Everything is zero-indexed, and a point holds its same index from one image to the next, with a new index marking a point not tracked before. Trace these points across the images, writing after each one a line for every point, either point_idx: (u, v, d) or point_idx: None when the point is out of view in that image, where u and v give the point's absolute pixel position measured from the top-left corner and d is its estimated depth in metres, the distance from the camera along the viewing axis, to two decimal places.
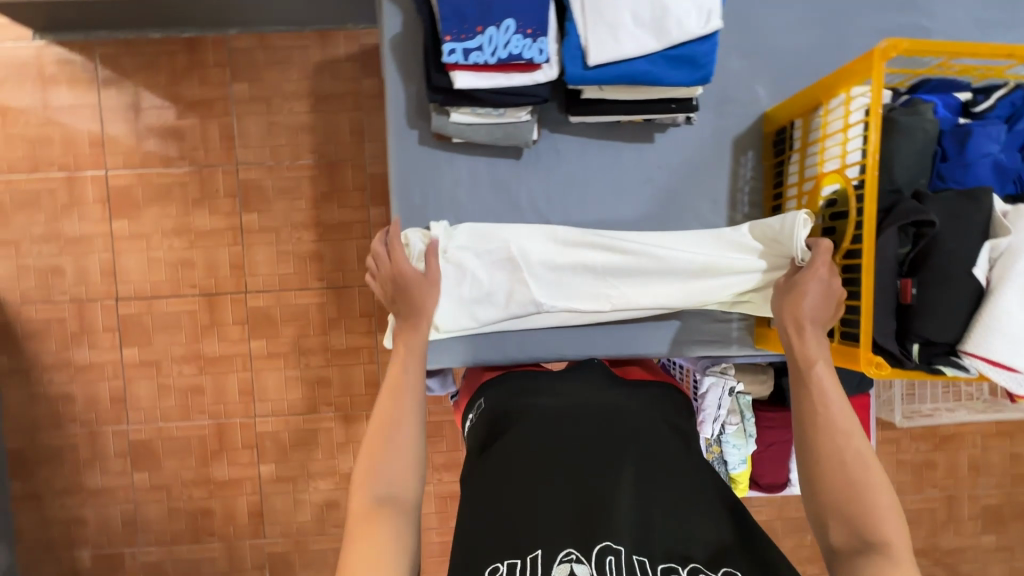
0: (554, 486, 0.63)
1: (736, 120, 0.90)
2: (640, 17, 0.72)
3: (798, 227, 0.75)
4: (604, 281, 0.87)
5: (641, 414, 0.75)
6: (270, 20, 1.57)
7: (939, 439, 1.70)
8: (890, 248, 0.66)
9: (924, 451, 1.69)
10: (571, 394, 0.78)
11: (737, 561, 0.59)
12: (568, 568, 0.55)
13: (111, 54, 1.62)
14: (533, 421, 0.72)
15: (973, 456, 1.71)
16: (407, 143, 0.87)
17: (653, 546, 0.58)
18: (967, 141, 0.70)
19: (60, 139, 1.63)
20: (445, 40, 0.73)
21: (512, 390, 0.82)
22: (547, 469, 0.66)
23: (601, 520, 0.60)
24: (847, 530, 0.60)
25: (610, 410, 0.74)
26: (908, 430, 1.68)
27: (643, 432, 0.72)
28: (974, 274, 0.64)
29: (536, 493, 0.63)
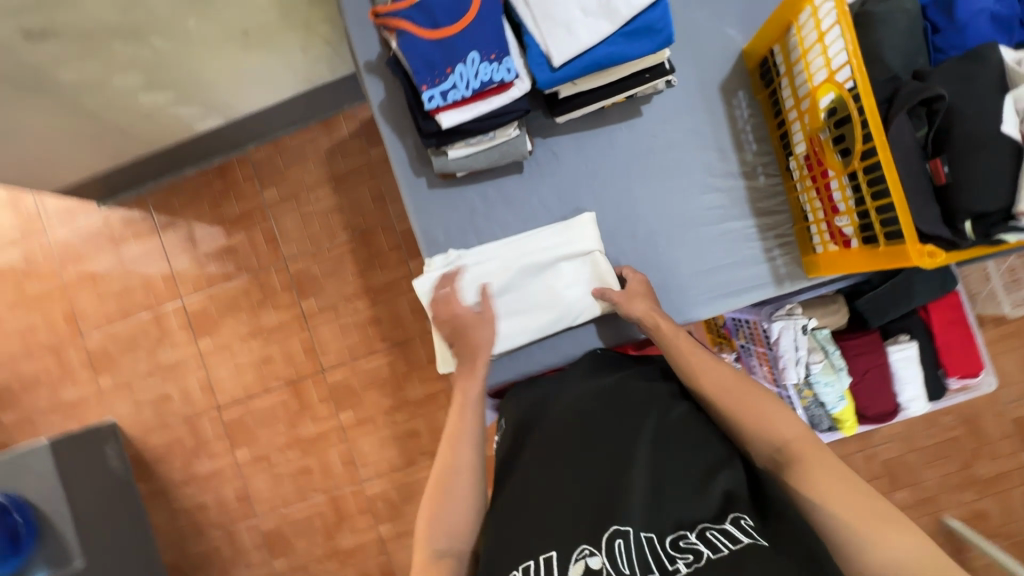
0: (562, 484, 0.69)
1: (717, 67, 0.91)
2: (589, 6, 0.75)
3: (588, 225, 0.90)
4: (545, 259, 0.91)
5: (635, 388, 0.78)
6: (280, 126, 1.76)
7: None
8: (906, 134, 0.64)
9: None
10: (567, 388, 0.84)
11: (746, 507, 0.60)
12: (583, 563, 0.59)
13: (161, 199, 1.85)
14: (540, 428, 0.79)
15: None
16: (417, 190, 0.94)
17: (660, 516, 0.61)
18: (954, 4, 0.68)
19: (140, 285, 1.85)
20: (422, 90, 0.79)
21: (526, 397, 0.88)
22: (553, 472, 0.71)
23: (606, 508, 0.64)
24: (766, 445, 0.66)
25: (605, 393, 0.79)
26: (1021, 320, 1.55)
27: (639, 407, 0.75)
28: (1004, 131, 0.61)
29: (547, 495, 0.69)
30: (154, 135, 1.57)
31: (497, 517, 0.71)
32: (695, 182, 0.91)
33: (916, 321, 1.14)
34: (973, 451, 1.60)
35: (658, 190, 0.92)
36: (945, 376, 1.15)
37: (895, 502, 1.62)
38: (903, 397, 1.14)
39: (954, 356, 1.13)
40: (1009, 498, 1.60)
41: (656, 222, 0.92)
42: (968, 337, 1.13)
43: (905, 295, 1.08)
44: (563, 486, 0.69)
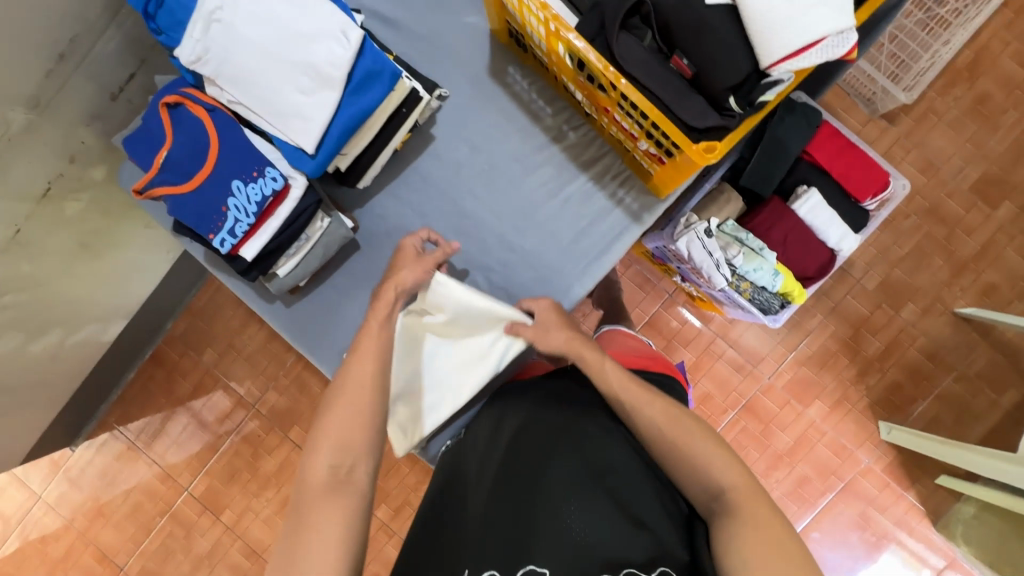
0: (495, 514, 0.74)
1: (476, 57, 0.89)
2: (305, 85, 0.74)
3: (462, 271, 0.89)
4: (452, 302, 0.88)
5: (592, 431, 0.81)
6: (183, 293, 1.77)
7: (954, 77, 1.54)
8: (634, 50, 0.62)
9: (954, 98, 1.54)
10: (522, 417, 0.86)
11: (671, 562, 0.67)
12: None
13: (120, 413, 1.86)
14: (493, 460, 0.83)
15: (1003, 59, 1.53)
16: (280, 314, 0.93)
17: (585, 560, 0.67)
18: None
19: (145, 497, 1.87)
20: (212, 237, 0.78)
21: (482, 420, 0.91)
22: (491, 502, 0.76)
23: (530, 541, 0.70)
24: (703, 489, 0.72)
25: (558, 432, 0.82)
26: (924, 97, 1.54)
27: (594, 449, 0.79)
28: (711, 3, 0.59)
29: (478, 524, 0.75)
30: (74, 365, 1.57)
31: (427, 537, 0.80)
32: (518, 169, 0.89)
33: (803, 167, 1.11)
34: (948, 236, 1.57)
35: (489, 194, 0.90)
36: (860, 202, 1.11)
37: (905, 320, 1.59)
38: (832, 243, 1.10)
39: (856, 180, 1.10)
40: (1004, 261, 1.57)
41: (503, 225, 0.90)
42: (860, 155, 1.10)
43: (778, 153, 1.06)
44: (493, 519, 0.74)
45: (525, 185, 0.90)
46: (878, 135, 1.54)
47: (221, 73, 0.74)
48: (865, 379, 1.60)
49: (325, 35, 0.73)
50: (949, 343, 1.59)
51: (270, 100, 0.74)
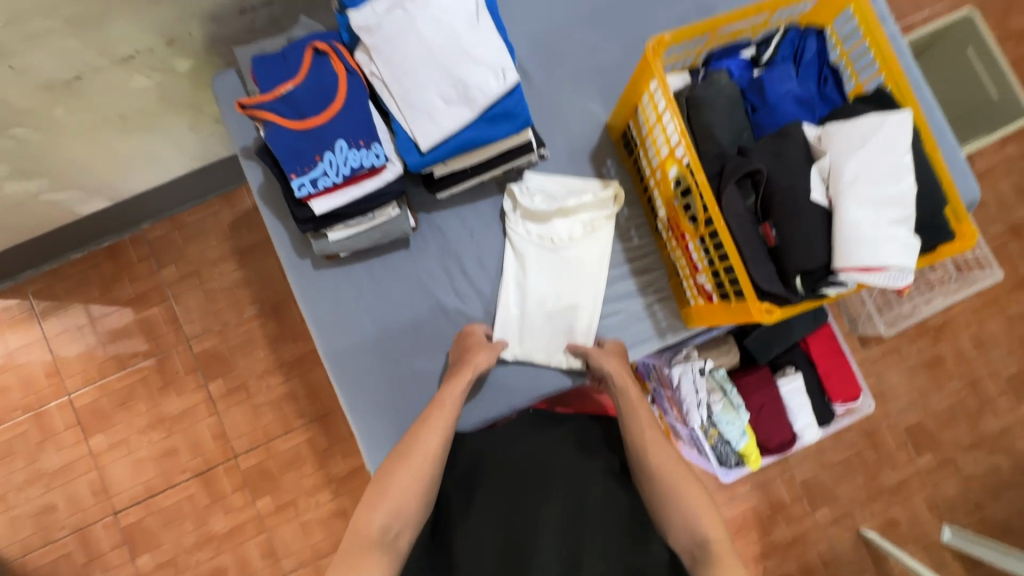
0: (487, 537, 0.79)
1: (585, 140, 0.98)
2: (447, 95, 0.79)
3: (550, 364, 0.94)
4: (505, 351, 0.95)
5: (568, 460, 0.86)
6: (175, 202, 1.69)
7: (931, 332, 1.74)
8: (737, 204, 0.71)
9: (923, 348, 1.74)
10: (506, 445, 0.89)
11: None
12: None
13: (42, 287, 1.70)
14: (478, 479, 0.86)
15: (972, 335, 1.76)
16: (303, 272, 0.92)
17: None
18: (764, 88, 0.77)
19: (17, 383, 1.67)
20: (293, 178, 0.79)
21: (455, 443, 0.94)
22: (480, 524, 0.81)
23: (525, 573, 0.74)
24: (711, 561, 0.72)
25: (540, 461, 0.86)
26: (900, 336, 1.74)
27: (565, 479, 0.84)
28: (813, 199, 0.69)
29: (472, 544, 0.79)
30: (29, 222, 1.46)
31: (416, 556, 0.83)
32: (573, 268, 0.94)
33: (798, 353, 1.23)
34: (877, 463, 1.73)
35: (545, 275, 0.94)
36: (831, 401, 1.23)
37: (817, 520, 1.70)
38: (798, 426, 1.21)
39: (833, 382, 1.22)
40: (912, 504, 1.72)
41: (548, 285, 0.94)
42: (845, 363, 1.23)
43: (783, 331, 1.17)
44: (486, 538, 0.79)
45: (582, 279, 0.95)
46: None
47: (379, 47, 0.79)
48: (763, 561, 1.67)
49: (485, 66, 0.79)
50: (845, 556, 1.69)
51: (409, 91, 0.79)
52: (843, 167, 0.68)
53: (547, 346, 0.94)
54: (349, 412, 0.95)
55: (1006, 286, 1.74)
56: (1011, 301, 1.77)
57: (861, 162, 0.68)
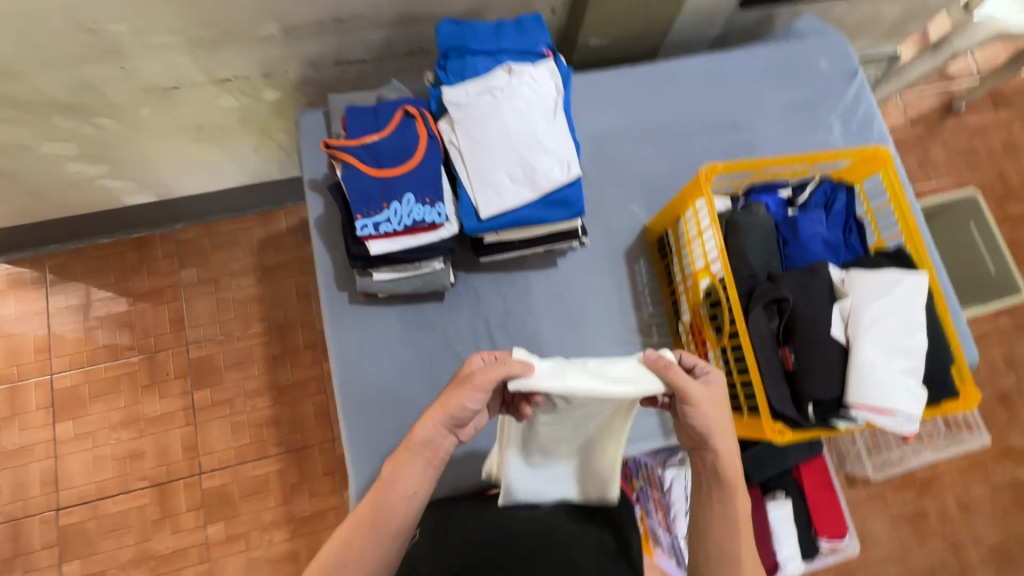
0: None
1: (623, 237, 1.05)
2: (515, 175, 0.87)
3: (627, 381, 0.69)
4: (500, 478, 0.90)
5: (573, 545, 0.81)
6: (214, 210, 1.75)
7: (919, 485, 1.74)
8: (763, 325, 0.77)
9: (909, 500, 1.73)
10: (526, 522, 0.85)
11: None
12: None
13: (61, 263, 1.72)
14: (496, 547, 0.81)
15: (959, 496, 1.75)
16: (338, 304, 0.96)
17: None
18: (797, 226, 0.85)
19: (3, 352, 1.65)
20: (358, 218, 0.85)
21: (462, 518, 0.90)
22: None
23: None
24: None
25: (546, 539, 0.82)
26: (887, 483, 1.73)
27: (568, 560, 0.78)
28: (833, 334, 0.74)
29: None
30: (75, 201, 1.52)
31: None
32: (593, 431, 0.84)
33: (789, 480, 1.23)
34: None
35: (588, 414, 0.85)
36: (817, 535, 1.22)
37: None
38: (781, 556, 1.18)
39: (821, 517, 1.22)
40: None
41: None
42: (835, 499, 1.23)
43: (779, 454, 1.19)
44: None
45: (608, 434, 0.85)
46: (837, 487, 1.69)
47: (464, 123, 0.88)
48: None
49: (553, 157, 0.88)
50: None
51: (482, 164, 0.87)
52: (863, 310, 0.74)
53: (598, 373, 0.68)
54: (348, 451, 0.95)
55: (994, 453, 1.76)
56: (998, 469, 1.78)
57: (880, 309, 0.74)
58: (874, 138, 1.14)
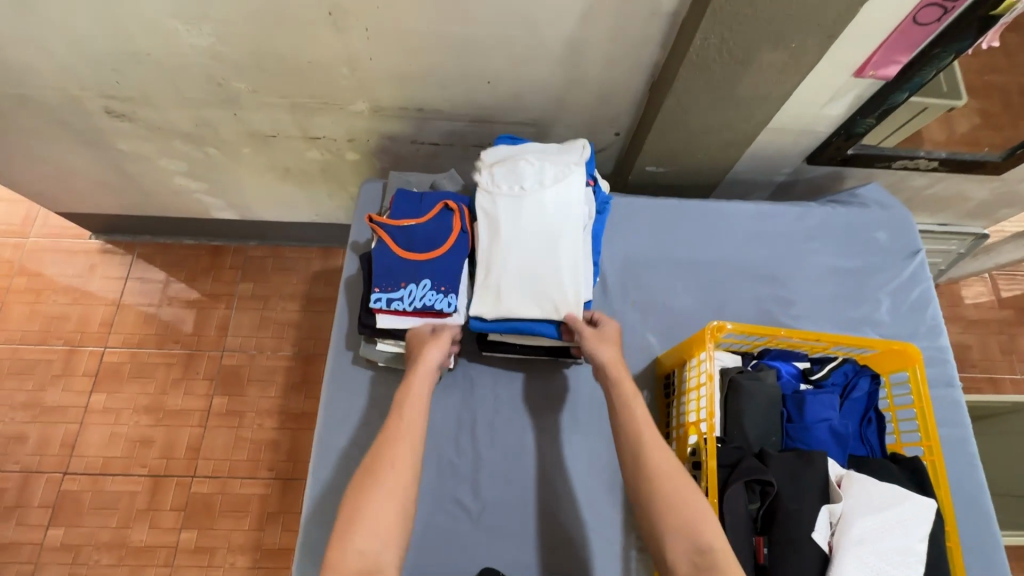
0: None
1: (630, 363, 1.03)
2: (524, 278, 0.88)
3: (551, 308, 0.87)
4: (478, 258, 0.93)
5: None
6: (284, 236, 1.92)
7: None
8: (739, 504, 0.71)
9: None
10: None
11: None
12: None
13: (147, 252, 1.94)
14: None
15: None
16: (342, 361, 1.00)
17: None
18: (804, 405, 0.80)
19: (76, 317, 1.86)
20: (375, 289, 0.91)
21: None
22: None
23: None
24: None
25: None
26: None
27: None
28: (814, 538, 0.68)
29: None
30: (173, 205, 1.73)
31: None
32: (563, 258, 0.89)
33: None
34: None
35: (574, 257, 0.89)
36: None
37: None
38: None
39: None
40: None
41: (535, 480, 0.95)
42: None
43: None
44: None
45: (567, 274, 0.88)
46: None
47: (490, 215, 0.92)
48: None
49: (567, 271, 0.88)
50: None
51: (495, 260, 0.89)
52: (853, 521, 0.68)
53: (527, 300, 0.88)
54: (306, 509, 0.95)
55: None
56: None
57: (875, 526, 0.67)
58: (926, 323, 1.07)
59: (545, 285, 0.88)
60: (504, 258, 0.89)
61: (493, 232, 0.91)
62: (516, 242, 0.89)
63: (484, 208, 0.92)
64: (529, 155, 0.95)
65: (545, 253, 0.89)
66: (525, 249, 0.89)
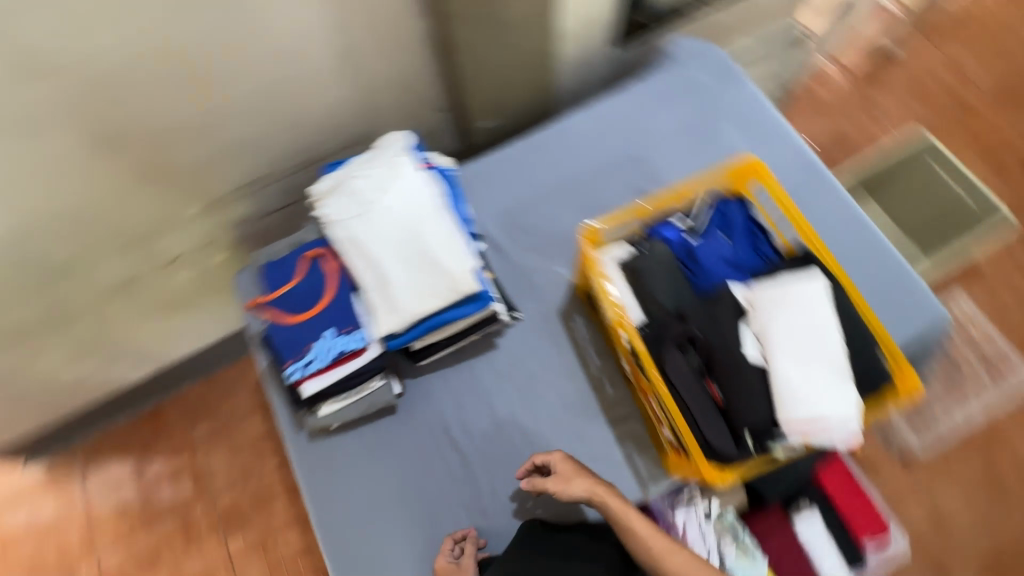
0: None
1: (552, 299, 1.06)
2: (411, 281, 0.89)
3: (450, 289, 0.89)
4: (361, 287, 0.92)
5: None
6: (210, 362, 1.83)
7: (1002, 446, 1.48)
8: (680, 365, 0.76)
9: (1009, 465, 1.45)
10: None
11: None
12: None
13: (91, 452, 1.78)
14: None
15: None
16: (301, 443, 0.99)
17: None
18: (695, 254, 0.87)
19: (54, 552, 1.70)
20: (288, 364, 0.91)
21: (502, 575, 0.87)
22: None
23: None
24: None
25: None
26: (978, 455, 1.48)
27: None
28: (748, 355, 0.74)
29: None
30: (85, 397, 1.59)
31: None
32: (434, 245, 0.90)
33: (810, 486, 1.17)
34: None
35: (443, 239, 0.91)
36: (860, 541, 1.15)
37: None
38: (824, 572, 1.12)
39: (854, 518, 1.16)
40: None
41: (524, 444, 0.97)
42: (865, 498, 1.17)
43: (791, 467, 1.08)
44: None
45: (446, 256, 0.90)
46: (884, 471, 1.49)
47: (350, 244, 0.92)
48: None
49: (443, 254, 0.90)
50: None
51: (377, 281, 0.90)
52: (770, 326, 0.74)
53: (424, 295, 0.89)
54: None
55: None
56: None
57: (788, 320, 0.74)
58: (773, 130, 1.15)
59: (433, 277, 0.89)
60: (383, 276, 0.90)
61: (362, 258, 0.91)
62: (386, 255, 0.90)
63: (341, 241, 0.92)
64: (356, 170, 0.95)
65: (416, 250, 0.90)
66: (398, 256, 0.90)
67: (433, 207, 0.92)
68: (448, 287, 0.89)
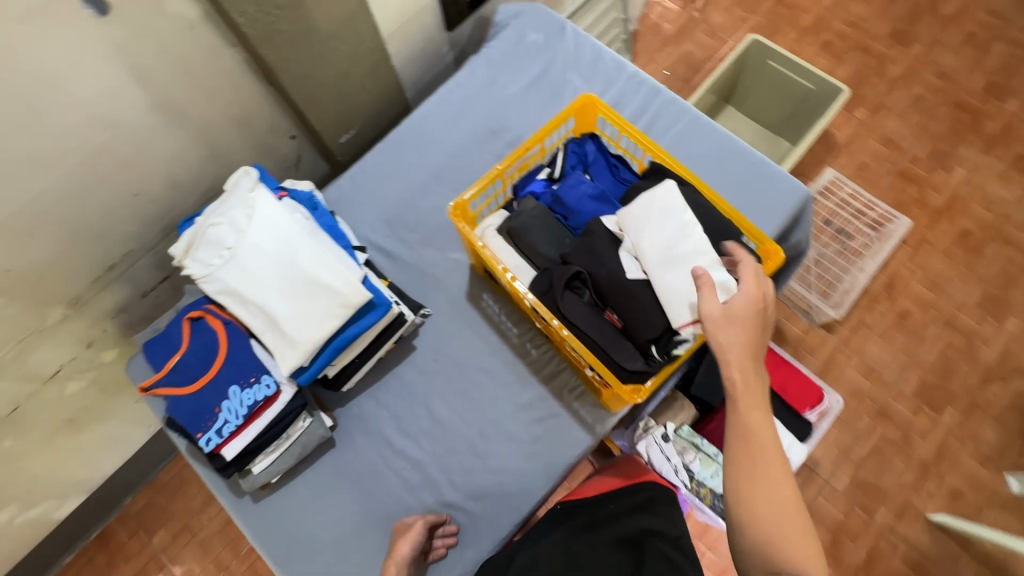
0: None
1: (457, 285, 1.07)
2: (297, 310, 0.86)
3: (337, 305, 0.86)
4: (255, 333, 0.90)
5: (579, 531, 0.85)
6: None
7: (901, 287, 1.63)
8: (575, 305, 0.79)
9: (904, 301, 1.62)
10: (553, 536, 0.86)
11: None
12: None
13: None
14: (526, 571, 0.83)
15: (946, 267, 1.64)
16: (246, 509, 0.95)
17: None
18: (562, 199, 0.89)
19: None
20: (200, 435, 0.86)
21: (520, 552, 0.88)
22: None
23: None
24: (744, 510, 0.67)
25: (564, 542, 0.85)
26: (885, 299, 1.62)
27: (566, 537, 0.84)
28: (632, 277, 0.77)
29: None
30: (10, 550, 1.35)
31: None
32: (309, 267, 0.87)
33: None
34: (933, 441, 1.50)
35: (317, 258, 0.88)
36: (802, 413, 1.23)
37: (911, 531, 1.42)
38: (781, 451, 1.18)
39: (791, 394, 1.24)
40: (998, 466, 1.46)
41: (471, 432, 0.97)
42: (797, 372, 1.26)
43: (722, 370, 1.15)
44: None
45: (325, 274, 0.87)
46: (819, 343, 1.59)
47: (226, 293, 0.88)
48: None
49: (321, 273, 0.87)
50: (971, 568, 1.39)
51: (265, 322, 0.88)
52: (642, 245, 0.77)
53: (314, 319, 0.86)
54: None
55: (945, 208, 1.69)
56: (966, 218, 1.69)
57: (654, 235, 0.77)
58: (611, 65, 1.20)
59: (318, 299, 0.87)
60: (268, 314, 0.87)
61: (243, 303, 0.88)
62: (264, 293, 0.87)
63: (217, 293, 0.89)
64: (210, 217, 0.91)
65: (293, 278, 0.87)
66: (277, 290, 0.87)
67: (298, 229, 0.89)
68: (337, 305, 0.87)
